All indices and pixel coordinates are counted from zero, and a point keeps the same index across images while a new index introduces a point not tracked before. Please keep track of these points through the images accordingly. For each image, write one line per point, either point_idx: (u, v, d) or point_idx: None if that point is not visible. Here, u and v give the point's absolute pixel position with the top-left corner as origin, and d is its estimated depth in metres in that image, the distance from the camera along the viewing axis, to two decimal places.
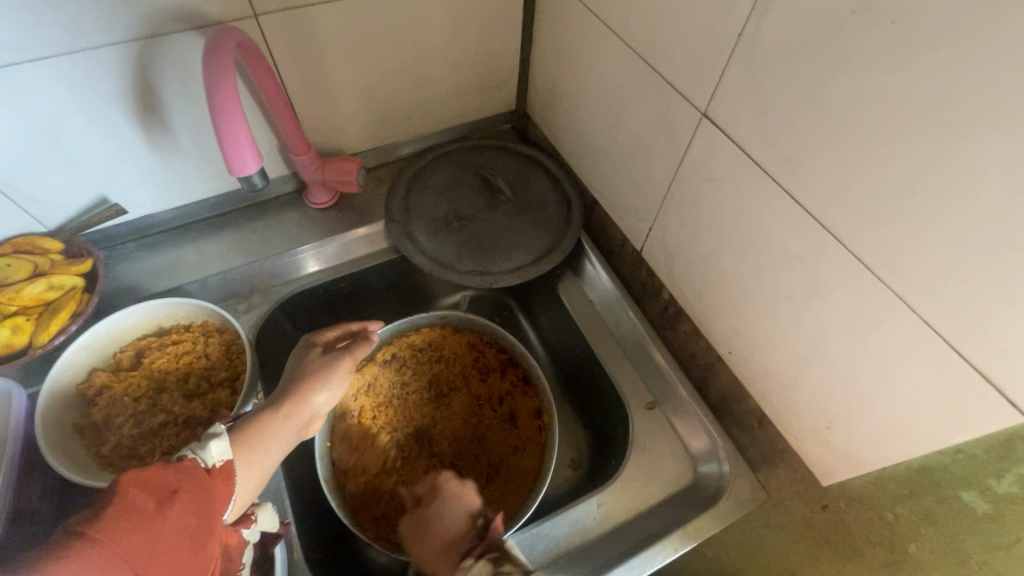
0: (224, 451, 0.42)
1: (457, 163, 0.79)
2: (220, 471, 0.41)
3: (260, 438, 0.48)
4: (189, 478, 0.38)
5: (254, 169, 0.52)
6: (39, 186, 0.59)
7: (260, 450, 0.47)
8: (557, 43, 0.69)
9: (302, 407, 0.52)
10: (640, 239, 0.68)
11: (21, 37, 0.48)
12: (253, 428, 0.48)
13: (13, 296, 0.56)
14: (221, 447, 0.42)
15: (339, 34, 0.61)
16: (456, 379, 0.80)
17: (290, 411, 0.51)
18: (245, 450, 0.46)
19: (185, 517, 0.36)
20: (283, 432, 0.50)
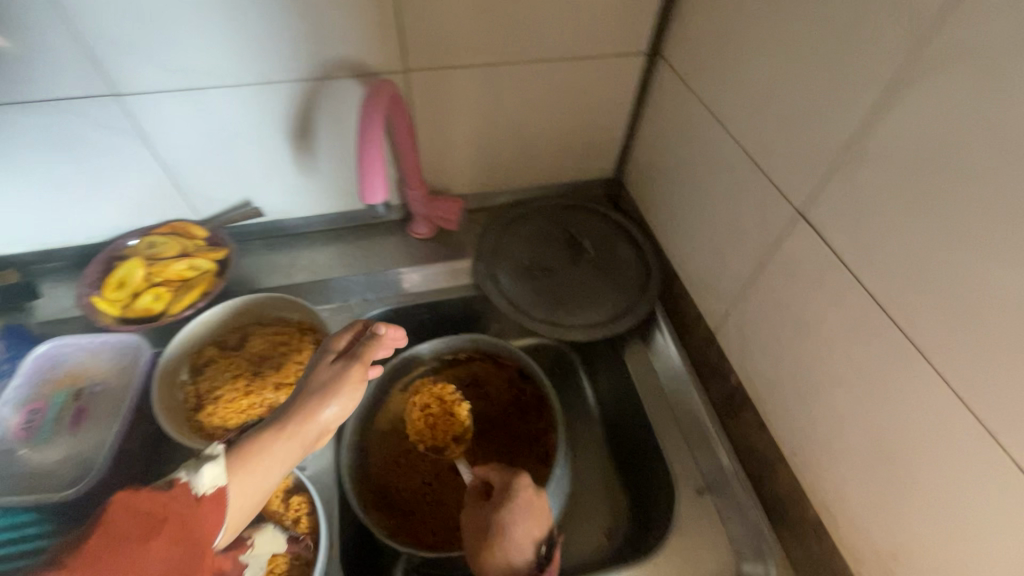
0: (216, 478, 0.39)
1: (549, 218, 0.84)
2: (211, 500, 0.38)
3: (263, 452, 0.43)
4: (177, 505, 0.36)
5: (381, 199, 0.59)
6: (203, 183, 0.70)
7: (268, 464, 0.43)
8: (662, 125, 0.73)
9: (307, 419, 0.46)
10: (714, 320, 0.69)
11: (227, 68, 0.59)
12: (255, 444, 0.43)
13: (162, 270, 0.67)
14: (215, 473, 0.39)
15: (470, 94, 0.69)
16: (498, 417, 0.80)
17: (295, 422, 0.45)
18: (243, 474, 0.41)
19: (170, 549, 0.34)
20: (285, 448, 0.44)
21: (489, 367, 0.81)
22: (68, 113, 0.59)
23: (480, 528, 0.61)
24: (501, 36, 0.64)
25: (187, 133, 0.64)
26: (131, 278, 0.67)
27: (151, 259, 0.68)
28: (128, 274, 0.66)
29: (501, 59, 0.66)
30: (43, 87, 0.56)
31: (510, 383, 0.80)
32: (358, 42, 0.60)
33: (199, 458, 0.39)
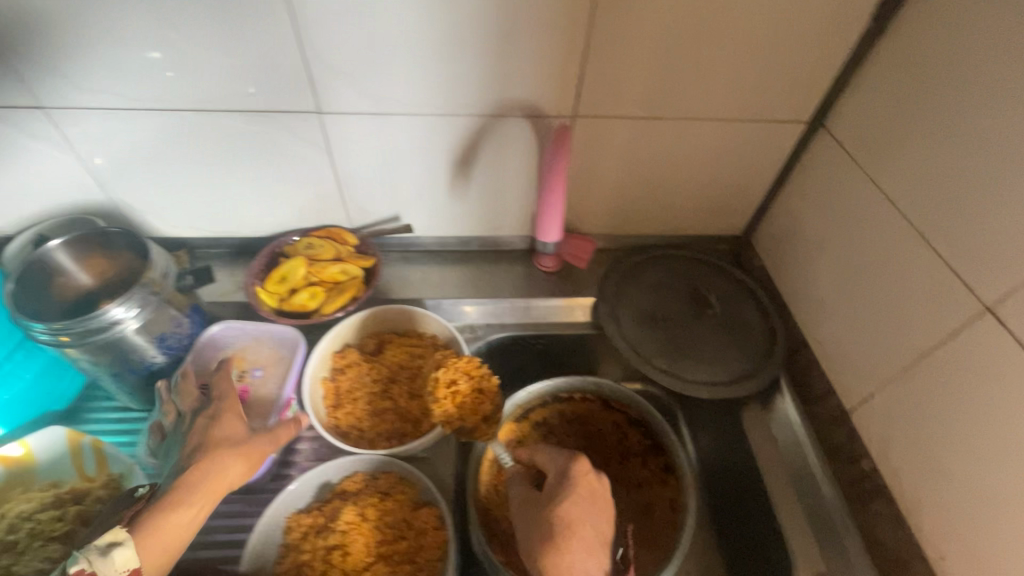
0: (125, 560, 0.45)
1: (672, 267, 0.84)
2: None
3: (162, 514, 0.48)
4: None
5: None
6: (365, 196, 0.76)
7: (166, 522, 0.48)
8: (812, 194, 0.73)
9: (209, 484, 0.51)
10: (851, 400, 0.66)
11: (419, 99, 0.65)
12: (157, 510, 0.48)
13: (319, 271, 0.72)
14: (125, 555, 0.45)
15: (626, 143, 0.72)
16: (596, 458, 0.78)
17: (191, 488, 0.50)
18: (154, 535, 0.47)
19: None
20: (180, 520, 0.48)
21: (594, 408, 0.79)
22: (276, 124, 0.66)
23: (541, 528, 0.55)
24: (670, 92, 0.66)
25: (366, 151, 0.70)
26: (292, 276, 0.72)
27: (310, 260, 0.73)
28: (289, 271, 0.71)
29: (664, 113, 0.69)
30: (264, 100, 0.63)
31: (613, 426, 0.78)
32: (539, 86, 0.64)
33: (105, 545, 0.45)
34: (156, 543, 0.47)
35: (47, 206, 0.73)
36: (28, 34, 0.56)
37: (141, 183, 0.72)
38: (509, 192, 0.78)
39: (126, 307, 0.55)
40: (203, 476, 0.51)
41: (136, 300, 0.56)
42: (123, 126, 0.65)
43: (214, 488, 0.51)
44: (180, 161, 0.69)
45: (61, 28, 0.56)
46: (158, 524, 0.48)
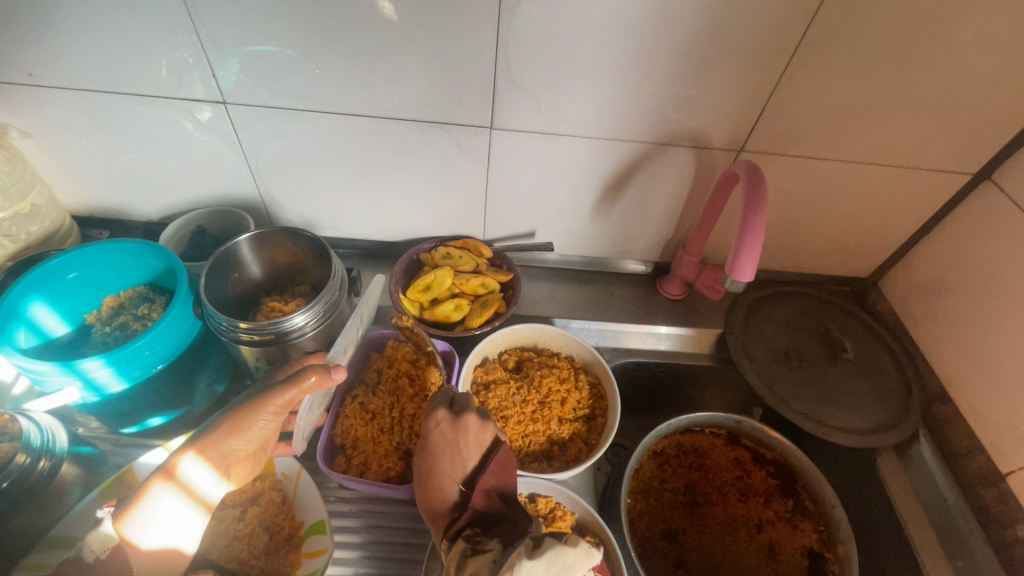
0: (185, 470, 0.47)
1: (800, 306, 0.83)
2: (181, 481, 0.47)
3: (225, 433, 0.49)
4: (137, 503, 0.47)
5: (747, 279, 0.56)
6: (506, 210, 0.76)
7: (216, 438, 0.48)
8: (966, 245, 0.71)
9: (254, 419, 0.50)
10: (1009, 462, 0.64)
11: (589, 121, 0.64)
12: (221, 428, 0.49)
13: (463, 283, 0.72)
14: (190, 467, 0.47)
15: (781, 179, 0.71)
16: (712, 492, 0.77)
17: (242, 411, 0.49)
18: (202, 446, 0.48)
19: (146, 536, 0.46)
20: (236, 436, 0.49)
21: (716, 442, 0.77)
22: (443, 134, 0.66)
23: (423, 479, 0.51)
24: (840, 134, 0.65)
25: (521, 167, 0.70)
26: (437, 285, 0.71)
27: (453, 270, 0.72)
28: (435, 279, 0.70)
29: (830, 153, 0.67)
30: (440, 109, 0.63)
31: (734, 462, 0.77)
32: (712, 118, 0.64)
33: (186, 457, 0.47)
34: (214, 454, 0.49)
35: (201, 195, 0.75)
36: (233, 31, 0.57)
37: (296, 181, 0.72)
38: (649, 218, 0.77)
39: (308, 316, 0.56)
40: (248, 412, 0.49)
41: (318, 308, 0.56)
42: (294, 125, 0.66)
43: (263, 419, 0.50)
44: (339, 162, 0.70)
45: (265, 28, 0.57)
46: (219, 441, 0.48)
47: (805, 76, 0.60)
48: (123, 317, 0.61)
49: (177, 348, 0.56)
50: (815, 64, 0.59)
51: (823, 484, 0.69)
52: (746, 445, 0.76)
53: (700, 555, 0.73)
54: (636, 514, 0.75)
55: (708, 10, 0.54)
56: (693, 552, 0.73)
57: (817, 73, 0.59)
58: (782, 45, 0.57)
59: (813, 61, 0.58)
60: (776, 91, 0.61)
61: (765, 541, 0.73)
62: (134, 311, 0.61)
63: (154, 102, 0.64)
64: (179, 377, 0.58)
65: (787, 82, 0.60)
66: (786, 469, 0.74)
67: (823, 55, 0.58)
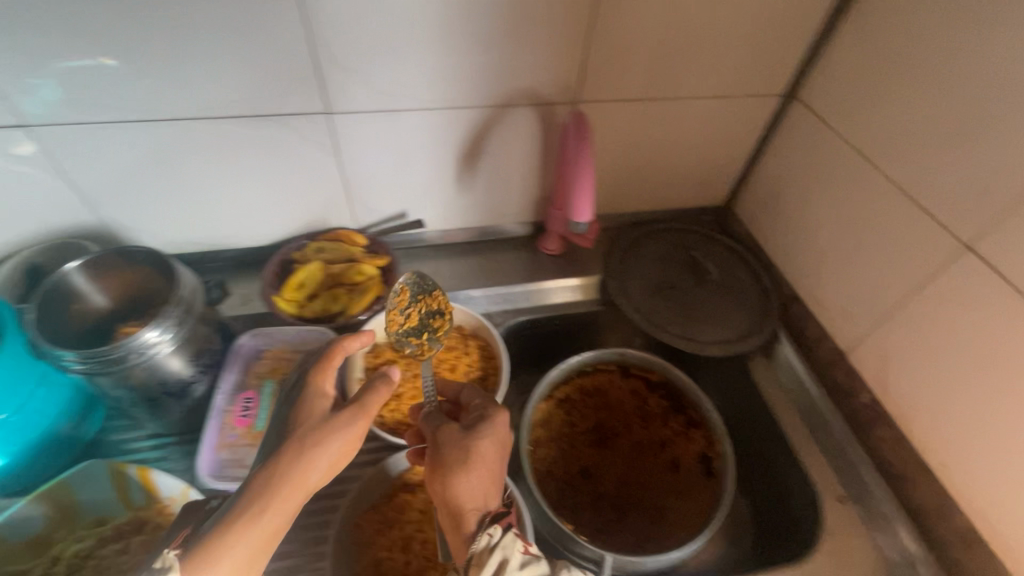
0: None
1: (668, 241, 0.89)
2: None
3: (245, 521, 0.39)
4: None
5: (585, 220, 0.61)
6: (371, 194, 0.76)
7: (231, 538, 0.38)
8: (791, 159, 0.79)
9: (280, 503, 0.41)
10: (847, 340, 0.73)
11: (425, 94, 0.65)
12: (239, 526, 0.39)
13: (337, 274, 0.72)
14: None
15: (622, 123, 0.76)
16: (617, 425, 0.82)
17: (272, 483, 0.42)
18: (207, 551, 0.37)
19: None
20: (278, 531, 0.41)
21: (612, 378, 0.84)
22: (280, 127, 0.64)
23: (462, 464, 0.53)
24: (661, 74, 0.70)
25: (373, 149, 0.70)
26: (310, 281, 0.72)
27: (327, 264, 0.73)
28: (307, 274, 0.72)
29: (658, 93, 0.73)
30: (268, 101, 0.62)
31: (632, 393, 0.83)
32: (543, 74, 0.66)
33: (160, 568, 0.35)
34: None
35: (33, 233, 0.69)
36: (8, 48, 0.52)
37: (137, 199, 0.68)
38: (512, 180, 0.79)
39: (161, 330, 0.54)
40: (305, 468, 0.43)
41: (171, 320, 0.54)
42: (115, 140, 0.62)
43: (314, 479, 0.44)
44: (181, 172, 0.67)
45: (45, 39, 0.53)
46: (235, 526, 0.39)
47: (613, 23, 0.63)
48: None
49: (17, 391, 0.53)
50: (620, 9, 0.62)
51: (693, 392, 0.79)
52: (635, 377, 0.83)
53: (616, 485, 0.77)
54: (550, 462, 0.78)
55: None
56: (608, 483, 0.78)
57: (626, 19, 0.63)
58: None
59: (619, 7, 0.62)
60: (592, 39, 0.64)
61: (668, 458, 0.78)
62: None
63: None
64: (30, 427, 0.55)
65: (600, 30, 0.64)
66: (673, 387, 0.81)
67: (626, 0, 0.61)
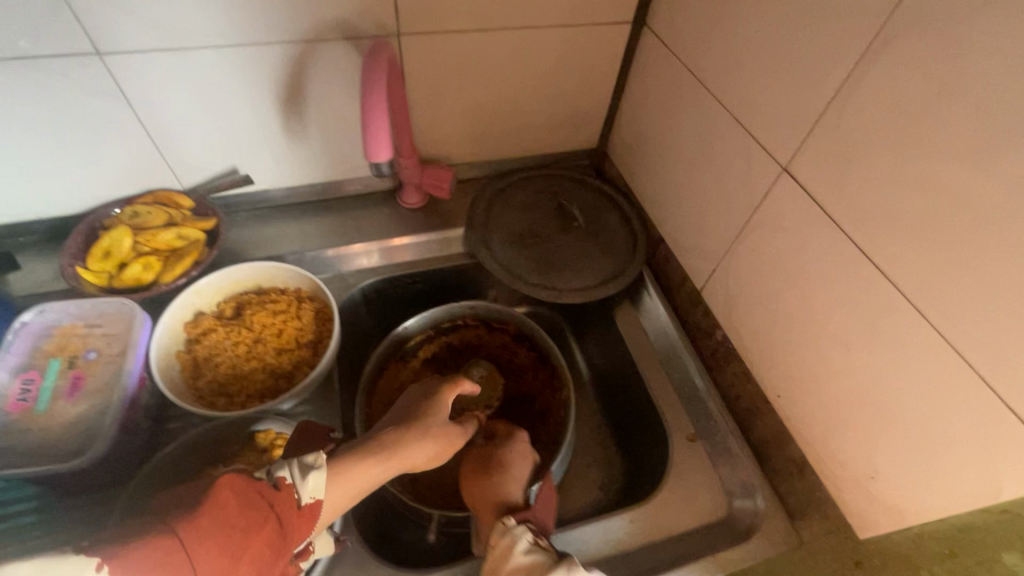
0: (316, 487, 0.40)
1: (537, 188, 0.85)
2: (306, 511, 0.40)
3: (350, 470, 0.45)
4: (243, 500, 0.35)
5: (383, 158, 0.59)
6: (186, 149, 0.68)
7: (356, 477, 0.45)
8: (649, 93, 0.75)
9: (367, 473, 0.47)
10: (702, 279, 0.72)
11: (213, 28, 0.57)
12: (353, 470, 0.46)
13: (150, 239, 0.66)
14: (316, 482, 0.40)
15: (460, 58, 0.70)
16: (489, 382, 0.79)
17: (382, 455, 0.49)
18: (338, 481, 0.44)
19: (245, 510, 0.35)
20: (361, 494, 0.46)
21: (481, 333, 0.80)
22: (42, 72, 0.56)
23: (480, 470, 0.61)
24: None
25: (170, 96, 0.62)
26: (118, 249, 0.65)
27: (138, 229, 0.66)
28: (113, 241, 0.65)
29: (493, 23, 0.67)
30: (15, 44, 0.53)
31: (501, 347, 0.80)
32: (349, 2, 0.59)
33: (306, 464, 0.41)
34: (335, 502, 0.43)
35: None
36: None
37: None
38: (351, 128, 0.73)
39: None
40: (404, 447, 0.52)
41: None
42: None
43: (415, 459, 0.53)
44: None
45: None
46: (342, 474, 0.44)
47: None
48: None
49: None
50: None
51: (547, 342, 0.76)
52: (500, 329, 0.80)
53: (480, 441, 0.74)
54: None
55: None
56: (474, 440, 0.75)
57: None
58: None
59: None
60: None
61: (536, 410, 0.76)
62: None
63: None
64: None
65: None
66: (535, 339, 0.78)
67: None
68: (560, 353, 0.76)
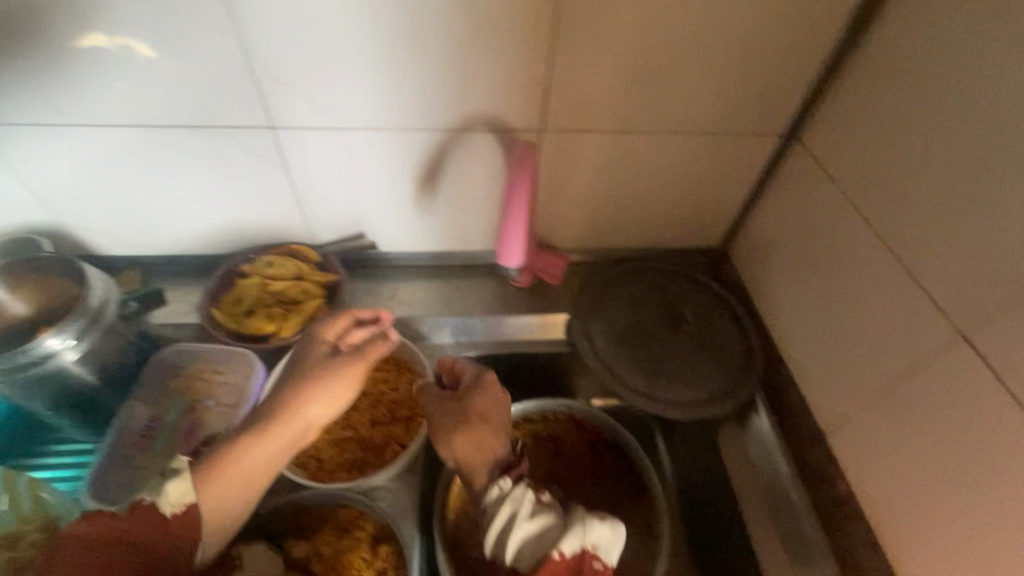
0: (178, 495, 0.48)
1: (648, 281, 0.82)
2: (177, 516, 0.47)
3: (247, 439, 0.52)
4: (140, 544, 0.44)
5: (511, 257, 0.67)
6: (326, 210, 0.73)
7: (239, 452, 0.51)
8: (789, 208, 0.71)
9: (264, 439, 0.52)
10: (830, 421, 0.64)
11: (377, 114, 0.62)
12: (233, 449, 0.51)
13: (278, 291, 0.69)
14: (181, 491, 0.48)
15: (596, 156, 0.70)
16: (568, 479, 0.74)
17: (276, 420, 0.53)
18: (223, 467, 0.50)
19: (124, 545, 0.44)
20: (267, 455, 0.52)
21: (568, 428, 0.75)
22: (227, 139, 0.62)
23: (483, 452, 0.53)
24: (639, 107, 0.64)
25: (325, 166, 0.67)
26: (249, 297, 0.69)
27: (269, 279, 0.70)
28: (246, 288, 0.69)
29: (636, 125, 0.66)
30: (207, 113, 0.60)
31: (588, 446, 0.74)
32: (505, 100, 0.62)
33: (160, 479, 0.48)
34: (232, 478, 0.50)
35: None
36: None
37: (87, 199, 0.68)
38: (477, 207, 0.75)
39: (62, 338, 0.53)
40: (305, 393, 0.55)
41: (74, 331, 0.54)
42: (63, 143, 0.61)
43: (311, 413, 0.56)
44: (132, 178, 0.66)
45: None
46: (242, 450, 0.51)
47: (582, 50, 0.58)
48: None
49: None
50: (587, 36, 0.57)
51: (643, 458, 0.71)
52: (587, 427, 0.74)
53: None
54: None
55: None
56: None
57: (597, 45, 0.58)
58: (547, 18, 0.55)
59: (586, 32, 0.56)
60: (556, 65, 0.59)
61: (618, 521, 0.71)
62: None
63: None
64: None
65: (566, 56, 0.58)
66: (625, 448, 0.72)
67: (595, 25, 0.56)
68: (655, 473, 0.70)
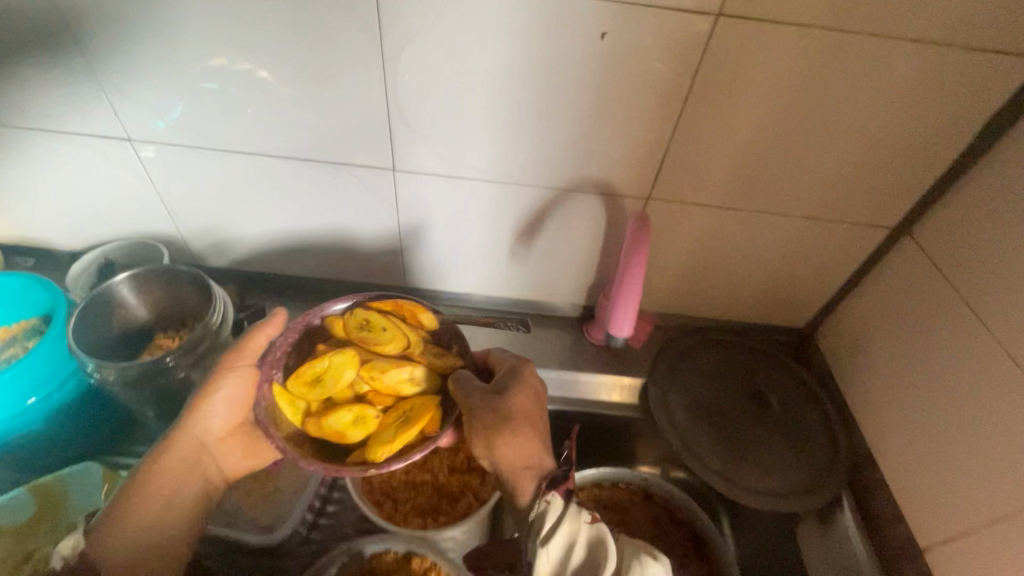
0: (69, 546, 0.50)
1: (729, 356, 0.80)
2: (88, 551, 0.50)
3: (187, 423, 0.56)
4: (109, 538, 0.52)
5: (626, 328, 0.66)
6: (424, 247, 0.75)
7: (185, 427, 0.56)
8: (889, 302, 0.69)
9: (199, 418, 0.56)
10: (925, 535, 0.60)
11: (492, 166, 0.64)
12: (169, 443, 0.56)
13: (377, 380, 0.52)
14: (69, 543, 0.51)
15: (695, 227, 0.70)
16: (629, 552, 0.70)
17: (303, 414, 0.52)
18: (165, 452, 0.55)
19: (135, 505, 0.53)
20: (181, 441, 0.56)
21: (633, 496, 0.72)
22: (349, 175, 0.66)
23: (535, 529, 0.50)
24: (747, 185, 0.65)
25: (432, 208, 0.69)
26: (332, 376, 0.51)
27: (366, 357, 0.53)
28: (330, 366, 0.51)
29: (740, 203, 0.67)
30: (338, 151, 0.64)
31: (651, 519, 0.71)
32: (616, 165, 0.63)
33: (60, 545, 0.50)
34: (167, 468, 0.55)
35: (121, 229, 0.75)
36: (137, 77, 0.58)
37: (209, 214, 0.72)
38: (568, 261, 0.76)
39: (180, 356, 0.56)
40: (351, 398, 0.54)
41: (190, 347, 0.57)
42: (203, 164, 0.67)
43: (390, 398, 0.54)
44: (255, 201, 0.70)
45: (161, 69, 0.58)
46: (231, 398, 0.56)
47: (700, 127, 0.59)
48: (13, 349, 0.62)
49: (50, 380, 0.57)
50: (708, 115, 0.58)
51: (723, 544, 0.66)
52: (659, 502, 0.72)
53: None
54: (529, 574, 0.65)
55: (591, 60, 0.54)
56: None
57: (714, 125, 0.59)
58: (672, 96, 0.57)
59: (706, 114, 0.58)
60: (673, 139, 0.60)
61: None
62: (24, 343, 0.62)
63: (63, 138, 0.64)
64: None
65: (684, 132, 0.60)
66: (696, 528, 0.69)
67: (717, 107, 0.58)
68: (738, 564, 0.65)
